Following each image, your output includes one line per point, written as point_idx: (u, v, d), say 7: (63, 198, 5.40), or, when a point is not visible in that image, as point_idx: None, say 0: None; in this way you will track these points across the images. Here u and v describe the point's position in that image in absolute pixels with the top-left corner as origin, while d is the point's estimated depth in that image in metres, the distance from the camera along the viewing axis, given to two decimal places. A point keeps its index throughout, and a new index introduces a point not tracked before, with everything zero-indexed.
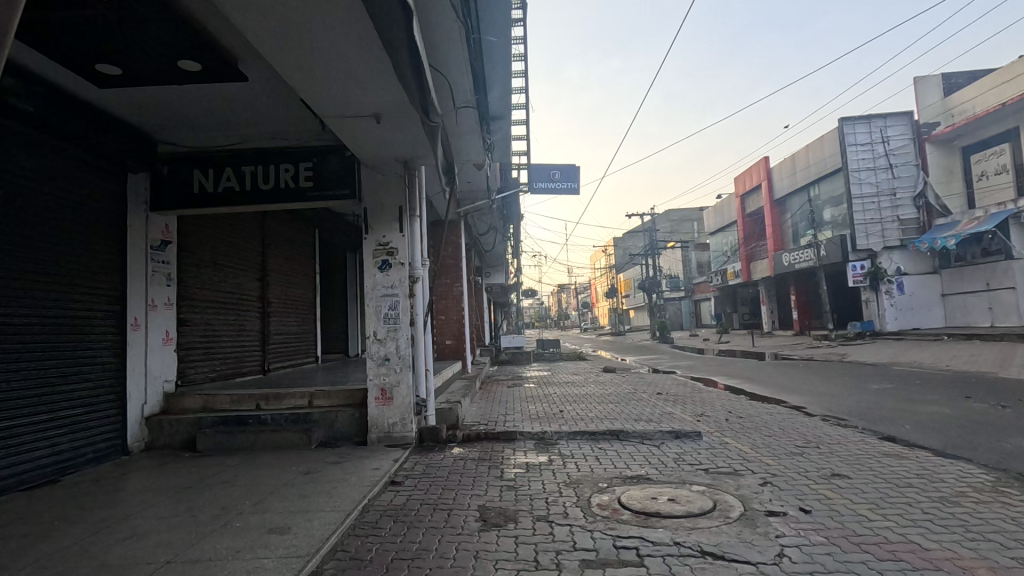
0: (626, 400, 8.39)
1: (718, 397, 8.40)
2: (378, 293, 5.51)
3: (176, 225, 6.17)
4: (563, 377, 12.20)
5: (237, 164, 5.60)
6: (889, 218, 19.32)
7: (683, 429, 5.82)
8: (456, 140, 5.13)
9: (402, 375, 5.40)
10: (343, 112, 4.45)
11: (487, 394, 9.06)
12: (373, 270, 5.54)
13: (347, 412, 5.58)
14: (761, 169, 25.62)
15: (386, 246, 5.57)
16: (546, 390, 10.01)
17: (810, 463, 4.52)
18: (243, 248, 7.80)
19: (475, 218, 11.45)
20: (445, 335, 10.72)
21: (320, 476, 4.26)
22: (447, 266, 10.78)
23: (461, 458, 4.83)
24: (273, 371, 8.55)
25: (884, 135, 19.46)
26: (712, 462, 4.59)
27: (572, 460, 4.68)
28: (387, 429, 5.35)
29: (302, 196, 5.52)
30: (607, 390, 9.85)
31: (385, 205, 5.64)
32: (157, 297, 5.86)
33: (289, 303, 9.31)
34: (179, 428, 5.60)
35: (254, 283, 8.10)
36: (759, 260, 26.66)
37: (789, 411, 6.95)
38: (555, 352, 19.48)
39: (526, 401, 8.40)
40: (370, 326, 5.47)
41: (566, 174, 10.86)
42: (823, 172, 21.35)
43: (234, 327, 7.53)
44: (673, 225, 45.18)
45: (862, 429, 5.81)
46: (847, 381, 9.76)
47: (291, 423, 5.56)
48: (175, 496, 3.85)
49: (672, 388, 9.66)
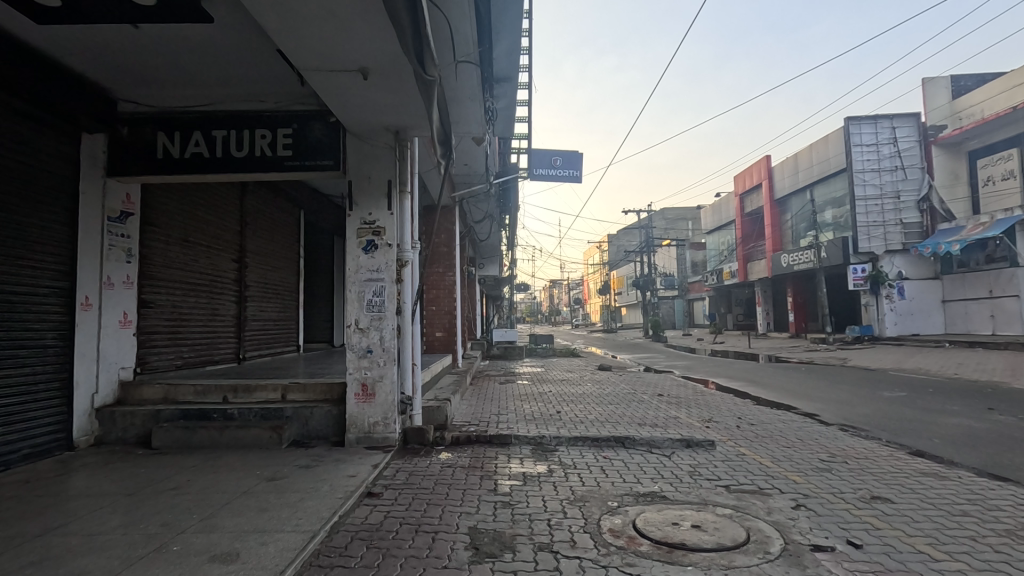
0: (626, 401, 7.88)
1: (723, 401, 7.90)
2: (362, 277, 4.92)
3: (139, 195, 5.57)
4: (557, 374, 11.67)
5: (208, 127, 4.99)
6: (891, 221, 18.96)
7: (693, 436, 5.32)
8: (455, 105, 4.55)
9: (385, 369, 4.83)
10: (326, 64, 3.85)
11: (477, 391, 8.53)
12: (357, 251, 4.94)
13: (322, 409, 5.01)
14: (762, 168, 25.19)
15: (372, 225, 4.96)
16: (540, 387, 9.49)
17: (843, 482, 4.01)
18: (218, 225, 7.18)
19: (471, 205, 10.87)
20: (435, 327, 10.17)
21: (286, 484, 3.68)
22: (439, 254, 10.20)
23: (449, 466, 4.28)
24: (248, 359, 7.95)
25: (890, 136, 19.07)
26: (732, 478, 4.07)
27: (574, 471, 4.14)
28: (368, 429, 4.79)
29: (280, 166, 4.93)
30: (604, 389, 9.33)
31: (372, 178, 5.02)
32: (115, 275, 5.24)
33: (269, 288, 8.68)
34: (134, 421, 5.00)
35: (230, 264, 7.49)
36: (756, 261, 26.29)
37: (802, 419, 6.48)
38: (547, 348, 18.93)
39: (519, 399, 7.87)
40: (351, 314, 4.89)
41: (567, 160, 10.30)
42: (826, 173, 20.94)
43: (205, 311, 6.91)
44: (669, 223, 44.76)
45: (887, 442, 5.34)
46: (856, 387, 9.32)
47: (261, 419, 4.99)
48: (110, 507, 3.27)
49: (673, 390, 9.16)
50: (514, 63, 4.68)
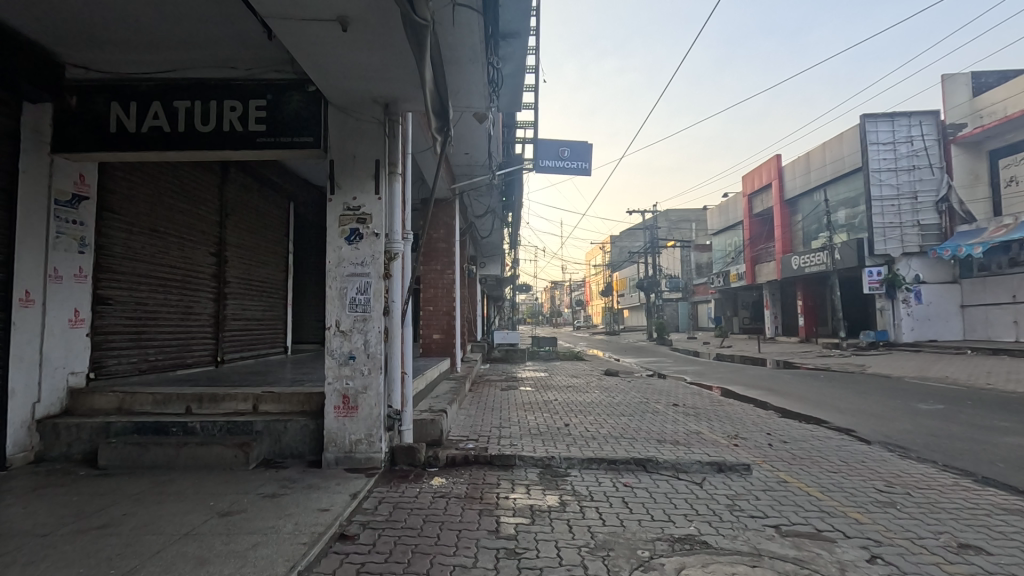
0: (640, 412, 7.21)
1: (746, 414, 7.22)
2: (344, 271, 4.24)
3: (95, 176, 4.91)
4: (562, 380, 10.98)
5: (169, 98, 4.34)
6: (908, 222, 18.24)
7: (724, 457, 4.65)
8: (453, 68, 3.89)
9: (371, 378, 4.17)
10: (298, 11, 3.19)
11: (477, 399, 7.86)
12: (339, 242, 4.27)
13: (296, 422, 4.34)
14: (772, 168, 24.53)
15: (357, 211, 4.28)
16: (545, 395, 8.81)
17: (917, 523, 3.32)
18: (192, 215, 6.52)
19: (472, 198, 10.21)
20: (432, 329, 9.50)
21: (242, 522, 3.00)
22: (437, 251, 9.53)
23: (442, 496, 3.61)
24: (227, 362, 7.29)
25: (908, 134, 18.40)
26: (781, 515, 3.39)
27: (592, 505, 3.47)
28: (349, 448, 4.12)
29: (251, 143, 4.28)
30: (614, 398, 8.65)
31: (357, 157, 4.33)
32: (65, 266, 4.58)
33: (253, 284, 8.02)
34: (81, 435, 4.35)
35: (206, 257, 6.83)
36: (764, 263, 25.61)
37: (839, 436, 5.81)
38: (550, 351, 18.22)
39: (523, 408, 7.19)
40: (331, 314, 4.22)
41: (576, 151, 9.62)
42: (840, 172, 20.26)
43: (177, 310, 6.25)
44: (672, 225, 44.07)
45: (945, 467, 4.66)
46: (886, 398, 8.63)
47: (227, 435, 4.33)
48: (14, 553, 2.60)
49: (689, 400, 8.48)
50: (522, 16, 4.02)
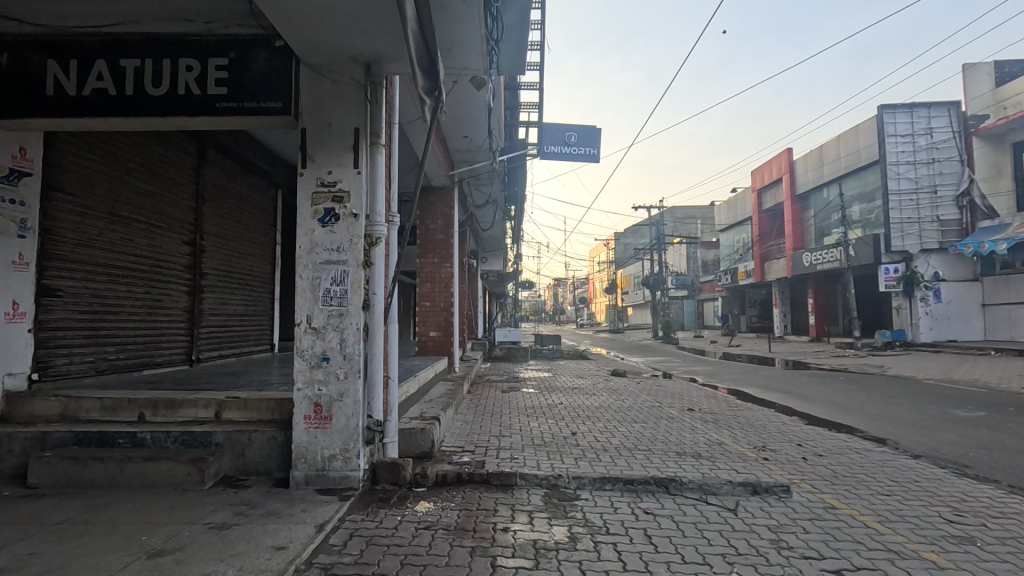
0: (653, 418, 6.58)
1: (770, 420, 6.60)
2: (317, 258, 3.62)
3: (39, 149, 4.35)
4: (567, 381, 10.37)
5: (116, 56, 3.73)
6: (927, 217, 17.52)
7: (757, 476, 4.03)
8: (443, 11, 3.28)
9: (348, 383, 3.56)
10: None
11: (476, 402, 7.27)
12: (311, 224, 3.65)
13: (261, 433, 3.74)
14: (783, 162, 23.81)
15: (333, 187, 3.66)
16: (549, 397, 8.20)
17: (1009, 568, 2.69)
18: (161, 199, 5.92)
19: (472, 187, 9.59)
20: (429, 327, 8.89)
21: (173, 566, 2.40)
22: (434, 243, 8.93)
23: (428, 527, 3.00)
24: (203, 361, 6.72)
25: (927, 126, 17.67)
26: (842, 556, 2.76)
27: (607, 542, 2.84)
28: (322, 465, 3.52)
29: (210, 108, 3.68)
30: (624, 401, 8.03)
31: (333, 125, 3.71)
32: (2, 252, 4.01)
33: (235, 277, 7.43)
34: (13, 447, 3.75)
35: (179, 246, 6.23)
36: (774, 260, 24.93)
37: (881, 449, 5.18)
38: (554, 349, 17.58)
39: (525, 413, 6.58)
40: (301, 308, 3.60)
41: (583, 137, 9.01)
42: (855, 166, 19.55)
43: (145, 304, 5.68)
44: (678, 221, 43.34)
45: (1014, 489, 4.03)
46: (919, 403, 7.97)
47: (182, 447, 3.73)
48: None
49: (705, 404, 7.85)
50: None
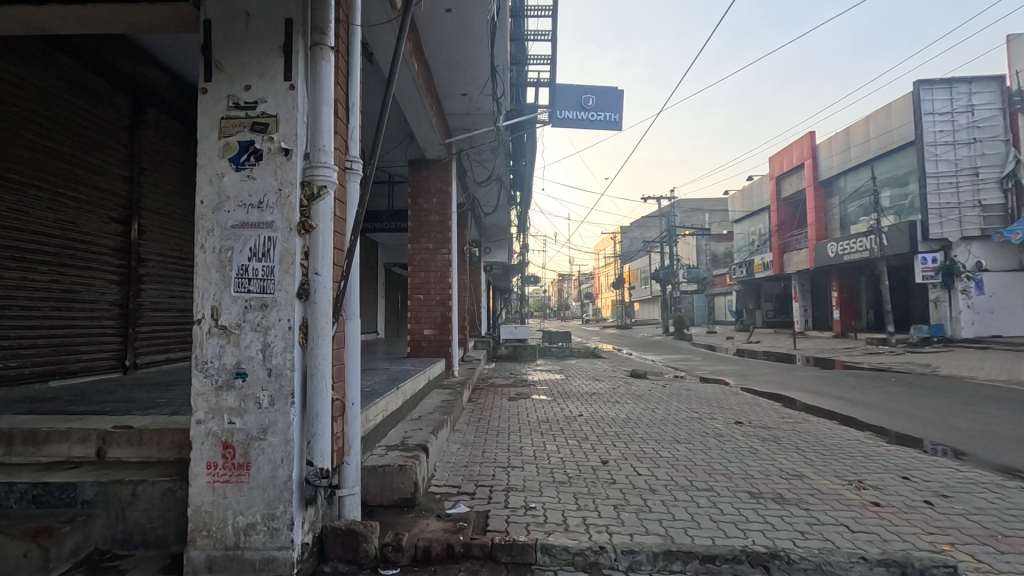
0: (698, 435, 5.31)
1: (842, 439, 5.32)
2: (227, 219, 2.34)
3: None
4: (582, 385, 9.11)
5: None
6: (968, 202, 16.06)
7: (891, 547, 2.73)
8: None
9: (274, 414, 2.28)
10: None
11: (478, 416, 6.01)
12: (220, 167, 2.36)
13: (151, 485, 2.48)
14: (805, 146, 22.41)
15: (252, 112, 2.37)
16: (566, 406, 6.95)
17: None
18: (78, 165, 4.66)
19: (473, 160, 8.33)
20: (423, 324, 7.60)
21: None
22: (429, 224, 7.64)
23: None
24: (141, 368, 5.46)
25: (969, 103, 16.28)
26: None
27: None
28: (233, 542, 2.25)
29: None
30: (653, 410, 6.77)
31: (253, 16, 2.39)
32: None
33: (186, 265, 6.16)
34: None
35: (104, 224, 4.95)
36: (793, 251, 23.59)
37: (1016, 484, 3.91)
38: (564, 347, 16.33)
39: (539, 430, 5.31)
40: (204, 295, 2.32)
41: (602, 101, 7.71)
42: (886, 147, 18.14)
43: (53, 298, 4.42)
44: (686, 213, 42.07)
45: None
46: (1008, 414, 6.67)
47: (30, 506, 2.47)
48: None
49: (753, 414, 6.58)
50: None
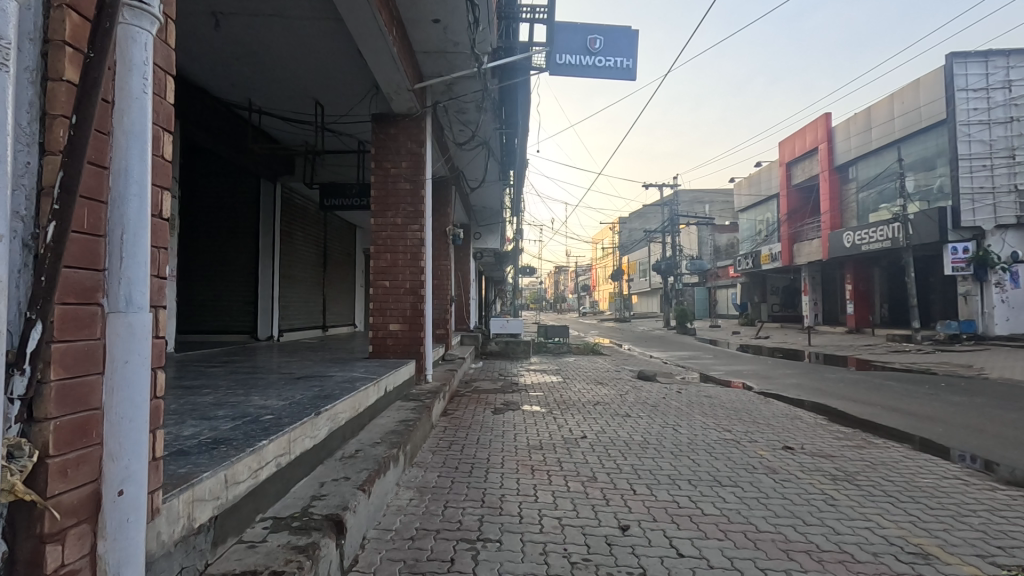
0: (746, 471, 3.93)
1: (939, 477, 3.95)
2: None
3: None
4: (583, 390, 7.70)
5: None
6: (1003, 187, 14.74)
7: None
8: None
9: None
10: None
11: (449, 439, 4.61)
12: None
13: None
14: (820, 129, 21.01)
15: None
16: (562, 420, 5.56)
17: None
18: None
19: (454, 118, 6.90)
20: (388, 318, 6.16)
21: None
22: (397, 194, 6.19)
23: None
24: None
25: (1006, 78, 14.86)
26: None
27: None
28: None
29: None
30: (673, 427, 5.38)
31: None
32: None
33: None
34: None
35: None
36: (804, 241, 22.25)
37: None
38: (561, 343, 14.98)
39: (527, 463, 3.92)
40: None
41: (612, 43, 6.27)
42: (912, 128, 16.76)
43: None
44: (687, 205, 40.76)
45: None
46: None
47: None
48: None
49: (801, 435, 5.21)
50: None
